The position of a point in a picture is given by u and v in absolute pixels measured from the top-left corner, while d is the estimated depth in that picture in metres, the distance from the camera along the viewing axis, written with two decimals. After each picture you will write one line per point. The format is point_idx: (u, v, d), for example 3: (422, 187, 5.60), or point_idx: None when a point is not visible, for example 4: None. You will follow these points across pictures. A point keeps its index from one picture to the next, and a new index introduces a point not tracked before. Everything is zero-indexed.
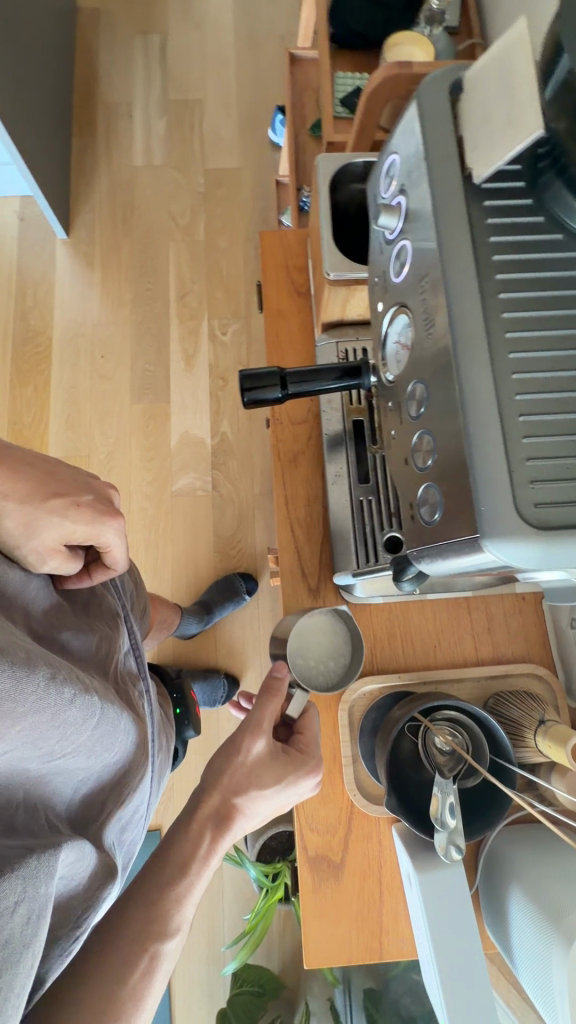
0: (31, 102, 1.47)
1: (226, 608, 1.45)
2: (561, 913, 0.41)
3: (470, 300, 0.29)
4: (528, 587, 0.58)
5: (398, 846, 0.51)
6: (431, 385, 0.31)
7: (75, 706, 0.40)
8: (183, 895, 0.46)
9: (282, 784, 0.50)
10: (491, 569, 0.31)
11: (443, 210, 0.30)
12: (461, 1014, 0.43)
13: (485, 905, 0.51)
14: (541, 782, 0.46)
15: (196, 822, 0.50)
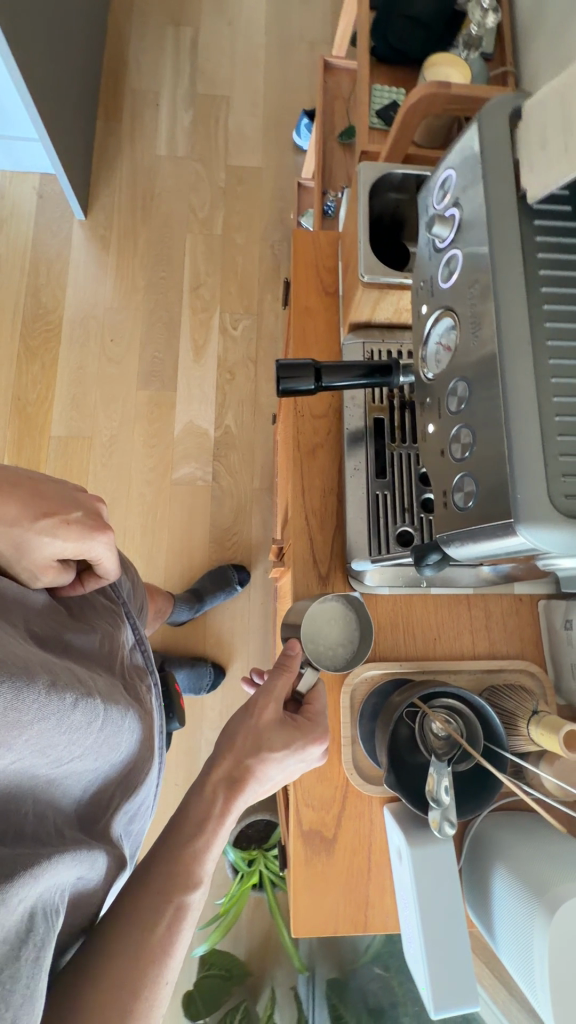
0: (61, 81, 1.47)
1: (218, 598, 1.46)
2: (542, 888, 0.44)
3: (517, 311, 0.33)
4: (526, 588, 0.61)
5: (389, 824, 0.54)
6: (474, 384, 0.35)
7: (77, 706, 0.42)
8: (203, 850, 0.47)
9: (291, 749, 0.52)
10: (517, 553, 0.35)
11: (497, 226, 0.34)
12: (443, 979, 0.46)
13: (468, 886, 0.54)
14: (530, 767, 0.49)
15: (209, 785, 0.51)
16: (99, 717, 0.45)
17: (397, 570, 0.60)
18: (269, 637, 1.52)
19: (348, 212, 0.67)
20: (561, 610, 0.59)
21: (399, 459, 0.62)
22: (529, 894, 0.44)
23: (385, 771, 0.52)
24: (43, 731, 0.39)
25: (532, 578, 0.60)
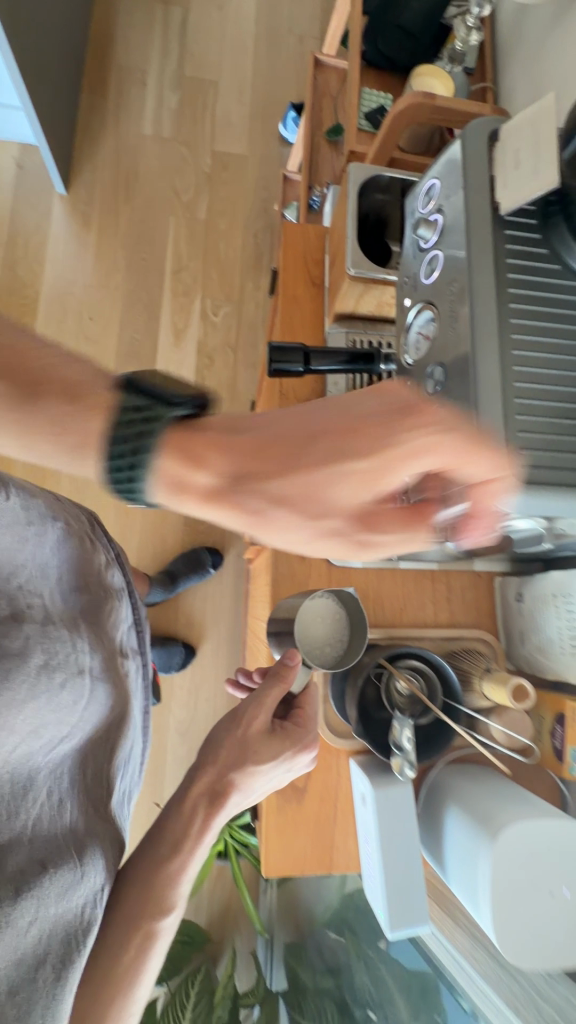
0: (46, 51, 1.45)
1: (191, 579, 1.48)
2: (488, 822, 0.49)
3: (488, 308, 0.38)
4: (483, 565, 0.68)
5: (355, 773, 0.59)
6: (449, 370, 0.40)
7: (65, 692, 0.45)
8: (177, 873, 0.50)
9: (280, 759, 0.54)
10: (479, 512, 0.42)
11: (475, 233, 0.39)
12: (399, 903, 0.52)
13: (424, 836, 0.58)
14: (483, 718, 0.56)
15: (189, 802, 0.53)
16: (90, 699, 0.49)
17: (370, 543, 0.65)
18: (239, 619, 1.55)
19: (336, 208, 0.71)
20: (514, 584, 0.65)
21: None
22: (474, 825, 0.50)
23: (354, 723, 0.57)
24: (41, 714, 0.42)
25: (490, 556, 0.67)
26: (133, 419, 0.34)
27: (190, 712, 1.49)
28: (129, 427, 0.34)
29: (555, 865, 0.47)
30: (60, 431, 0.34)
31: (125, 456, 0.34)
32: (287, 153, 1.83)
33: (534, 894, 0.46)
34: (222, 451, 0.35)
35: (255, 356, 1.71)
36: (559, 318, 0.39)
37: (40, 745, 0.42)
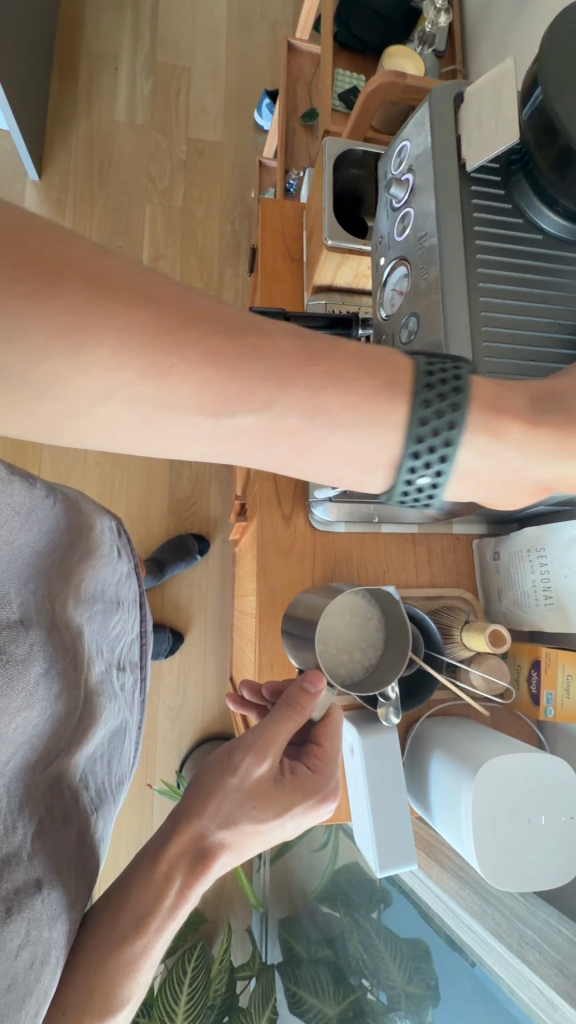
0: (16, 33, 1.43)
1: (178, 569, 1.49)
2: (470, 761, 0.53)
3: (456, 252, 0.41)
4: (462, 527, 0.71)
5: (343, 728, 0.62)
6: (422, 316, 0.42)
7: (58, 697, 0.41)
8: (135, 960, 0.43)
9: (285, 814, 0.48)
10: None
11: (443, 186, 0.42)
12: (387, 846, 0.55)
13: (410, 785, 0.62)
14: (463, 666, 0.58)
15: (164, 866, 0.46)
16: (81, 707, 0.45)
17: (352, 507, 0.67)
18: (226, 603, 1.57)
19: (313, 183, 0.72)
20: (491, 544, 0.68)
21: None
22: (456, 764, 0.54)
23: None
24: (36, 724, 0.38)
25: (467, 517, 0.70)
26: (435, 385, 0.35)
27: (179, 697, 1.50)
28: (442, 394, 0.35)
29: (530, 793, 0.51)
30: (345, 396, 0.33)
31: (448, 423, 0.35)
32: (262, 141, 1.84)
33: (511, 820, 0.50)
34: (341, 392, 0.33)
35: None
36: (523, 262, 0.41)
37: (36, 753, 0.39)
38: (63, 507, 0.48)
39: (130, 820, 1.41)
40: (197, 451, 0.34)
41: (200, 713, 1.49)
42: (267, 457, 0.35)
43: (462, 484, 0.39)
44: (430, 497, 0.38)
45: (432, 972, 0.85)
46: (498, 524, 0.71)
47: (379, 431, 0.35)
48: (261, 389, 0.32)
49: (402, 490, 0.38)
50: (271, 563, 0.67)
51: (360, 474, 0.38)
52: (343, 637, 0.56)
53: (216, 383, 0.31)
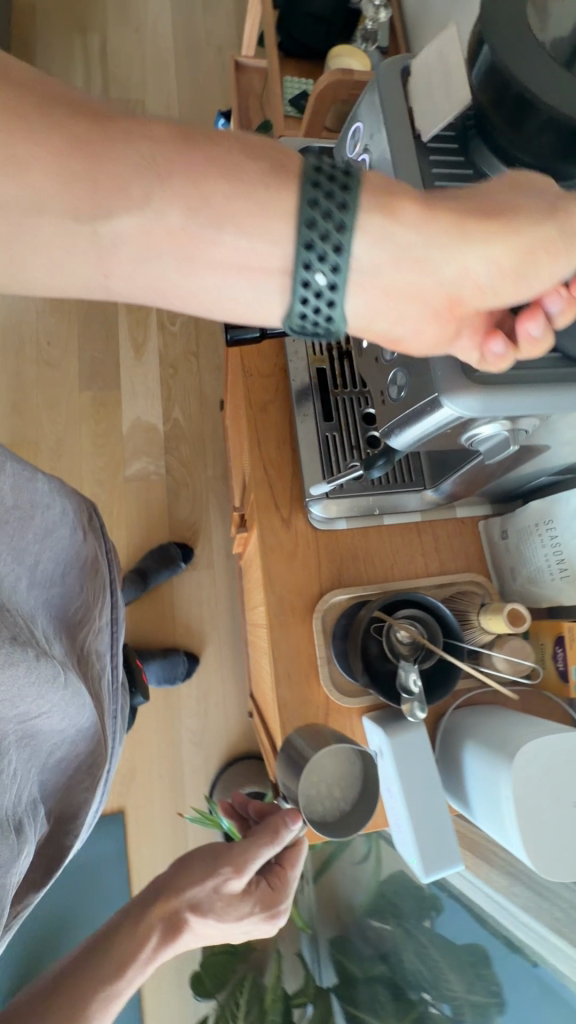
0: None
1: (162, 576, 1.49)
2: (506, 747, 0.51)
3: (410, 167, 0.41)
4: (465, 510, 0.69)
5: (369, 729, 0.60)
6: None
7: (43, 665, 0.48)
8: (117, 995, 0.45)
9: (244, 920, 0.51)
10: (442, 434, 0.43)
11: (395, 134, 0.42)
12: (429, 849, 0.52)
13: (446, 781, 0.60)
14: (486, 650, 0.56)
15: (147, 920, 0.49)
16: (66, 680, 0.52)
17: (352, 500, 0.66)
18: (239, 620, 1.54)
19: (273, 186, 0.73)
20: (497, 524, 0.66)
21: (344, 405, 0.68)
22: (491, 751, 0.52)
23: (360, 672, 0.57)
24: (18, 688, 0.45)
25: (470, 498, 0.68)
26: (325, 179, 0.31)
27: (202, 719, 1.47)
28: (331, 188, 0.31)
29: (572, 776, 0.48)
30: (232, 192, 0.30)
31: (336, 224, 0.31)
32: None
33: (556, 806, 0.48)
34: (202, 197, 0.30)
35: (218, 358, 1.72)
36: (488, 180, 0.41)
37: (12, 712, 0.45)
38: (43, 494, 0.58)
39: (165, 852, 1.37)
40: (77, 265, 0.32)
41: (225, 734, 1.46)
42: (147, 272, 0.32)
43: (374, 309, 0.34)
44: (332, 322, 0.34)
45: (495, 978, 0.79)
46: (501, 503, 0.70)
47: (263, 230, 0.31)
48: (137, 181, 0.30)
49: (299, 311, 0.33)
50: (275, 567, 0.66)
51: (251, 295, 0.33)
52: (325, 785, 0.55)
53: (85, 176, 0.29)
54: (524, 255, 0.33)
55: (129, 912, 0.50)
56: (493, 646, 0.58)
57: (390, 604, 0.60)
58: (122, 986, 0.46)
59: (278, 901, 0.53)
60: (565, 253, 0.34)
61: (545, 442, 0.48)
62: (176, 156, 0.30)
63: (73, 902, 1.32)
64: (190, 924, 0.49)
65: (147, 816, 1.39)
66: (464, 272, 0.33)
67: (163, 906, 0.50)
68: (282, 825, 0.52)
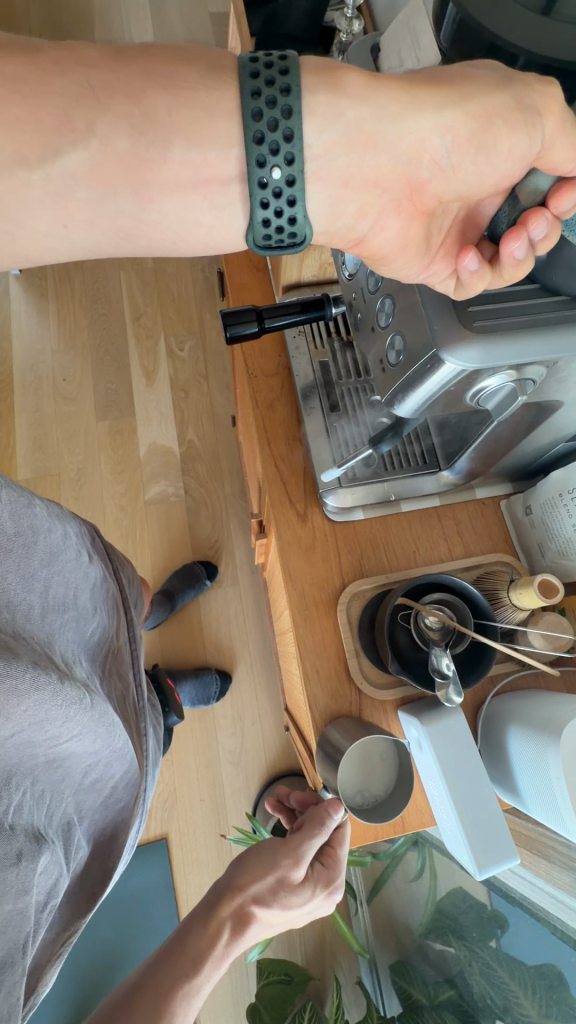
0: None
1: (188, 595, 1.49)
2: (551, 724, 0.48)
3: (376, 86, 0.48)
4: (486, 490, 0.68)
5: (405, 722, 0.57)
6: (398, 297, 0.43)
7: (70, 689, 0.47)
8: (193, 991, 0.45)
9: (305, 902, 0.53)
10: (447, 393, 0.43)
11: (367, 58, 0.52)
12: (480, 843, 0.49)
13: (491, 771, 0.56)
14: (519, 628, 0.54)
15: (214, 919, 0.50)
16: (95, 701, 0.51)
17: (367, 488, 0.65)
18: (268, 634, 1.53)
19: None
20: (520, 501, 0.64)
21: (349, 395, 0.67)
22: (537, 731, 0.49)
23: (389, 658, 0.55)
24: (43, 712, 0.44)
25: (489, 478, 0.67)
26: (262, 73, 0.32)
27: (238, 739, 1.44)
28: (269, 76, 0.32)
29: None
30: (173, 103, 0.32)
31: (283, 111, 0.32)
32: None
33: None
34: (139, 111, 0.32)
35: (226, 378, 1.75)
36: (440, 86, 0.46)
37: (39, 736, 0.45)
38: (45, 521, 0.58)
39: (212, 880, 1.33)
40: (35, 217, 0.34)
41: (263, 752, 1.43)
42: (108, 211, 0.34)
43: (339, 211, 0.36)
44: (297, 226, 0.35)
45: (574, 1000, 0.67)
46: (523, 479, 0.67)
47: (212, 139, 0.33)
48: (79, 112, 0.31)
49: (261, 224, 0.35)
50: (294, 564, 0.65)
51: (215, 213, 0.35)
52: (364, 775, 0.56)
53: (29, 120, 0.31)
54: (480, 122, 0.33)
55: (197, 915, 0.51)
56: (528, 625, 0.56)
57: (414, 589, 0.58)
58: (200, 982, 0.46)
59: (334, 879, 0.56)
60: (524, 126, 0.32)
61: (559, 394, 0.46)
62: (114, 79, 0.31)
63: (123, 936, 1.29)
64: (256, 916, 0.51)
65: (190, 842, 1.36)
66: (419, 144, 0.33)
67: (229, 905, 0.51)
68: (326, 815, 0.54)
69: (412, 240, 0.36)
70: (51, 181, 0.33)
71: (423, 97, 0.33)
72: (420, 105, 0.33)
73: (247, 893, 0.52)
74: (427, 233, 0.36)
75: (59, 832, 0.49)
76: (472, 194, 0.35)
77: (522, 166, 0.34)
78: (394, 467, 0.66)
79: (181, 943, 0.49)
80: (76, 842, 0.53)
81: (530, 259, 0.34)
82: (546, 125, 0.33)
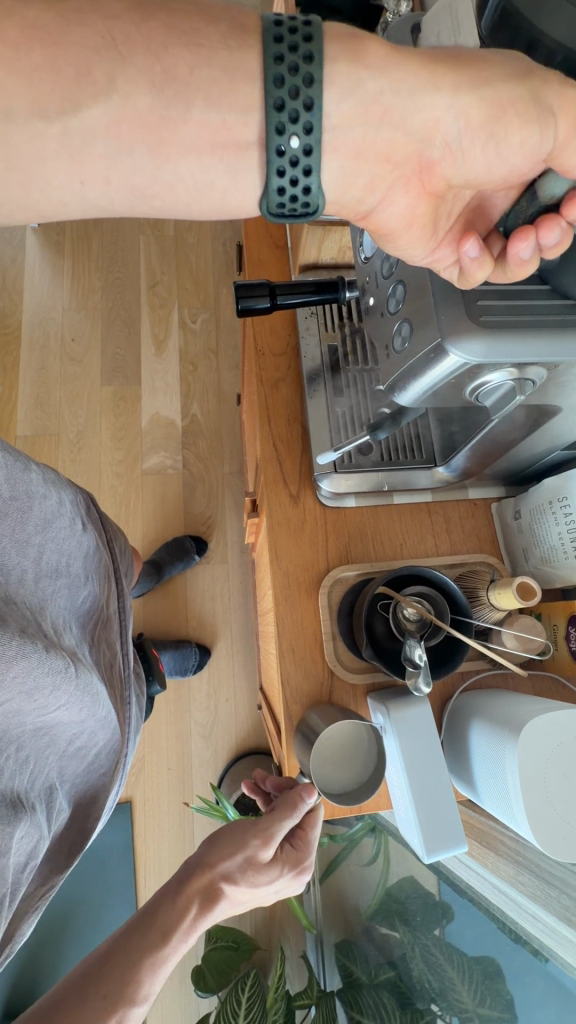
0: None
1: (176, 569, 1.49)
2: (512, 721, 0.49)
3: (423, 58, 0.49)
4: (478, 491, 0.68)
5: (373, 707, 0.59)
6: (409, 281, 0.43)
7: (55, 659, 0.48)
8: (159, 964, 0.46)
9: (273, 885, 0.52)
10: (448, 385, 0.43)
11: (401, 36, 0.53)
12: (432, 830, 0.50)
13: (452, 762, 0.58)
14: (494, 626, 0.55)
15: (184, 893, 0.50)
16: (81, 672, 0.52)
17: (362, 477, 0.65)
18: (251, 614, 1.54)
19: None
20: (510, 504, 0.65)
21: (352, 382, 0.68)
22: (498, 727, 0.50)
23: (364, 644, 0.56)
24: (31, 680, 0.45)
25: (483, 480, 0.67)
26: (285, 38, 0.32)
27: (211, 713, 1.46)
28: (292, 42, 0.32)
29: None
30: (194, 60, 0.32)
31: (304, 79, 0.32)
32: None
33: (563, 784, 0.46)
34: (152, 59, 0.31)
35: (236, 356, 1.74)
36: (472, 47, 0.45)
37: (28, 705, 0.46)
38: (43, 486, 0.58)
39: (172, 846, 1.36)
40: (50, 170, 0.34)
41: (234, 728, 1.45)
42: (123, 169, 0.34)
43: (352, 181, 0.36)
44: (310, 196, 0.35)
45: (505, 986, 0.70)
46: (515, 483, 0.68)
47: (232, 100, 0.32)
48: (99, 67, 0.31)
49: (276, 188, 0.35)
50: (282, 542, 0.65)
51: (229, 176, 0.35)
52: (339, 758, 0.54)
53: (46, 69, 0.31)
54: (497, 108, 0.32)
55: (167, 891, 0.51)
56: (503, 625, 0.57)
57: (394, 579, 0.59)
58: (167, 952, 0.46)
59: (304, 861, 0.55)
60: (541, 118, 0.32)
61: (558, 397, 0.47)
62: (135, 32, 0.31)
63: (80, 889, 1.33)
64: (225, 894, 0.50)
65: (154, 808, 1.38)
66: (436, 124, 0.33)
67: (199, 881, 0.51)
68: (299, 799, 0.53)
69: (422, 222, 0.36)
70: (66, 127, 0.32)
71: (441, 78, 0.32)
72: (438, 84, 0.33)
73: (217, 870, 0.51)
74: (438, 217, 0.36)
75: (40, 796, 0.51)
76: (484, 184, 0.35)
77: (538, 160, 0.33)
78: (389, 458, 0.66)
79: (148, 920, 0.48)
80: (59, 805, 0.54)
81: (534, 262, 0.35)
82: (564, 121, 0.32)
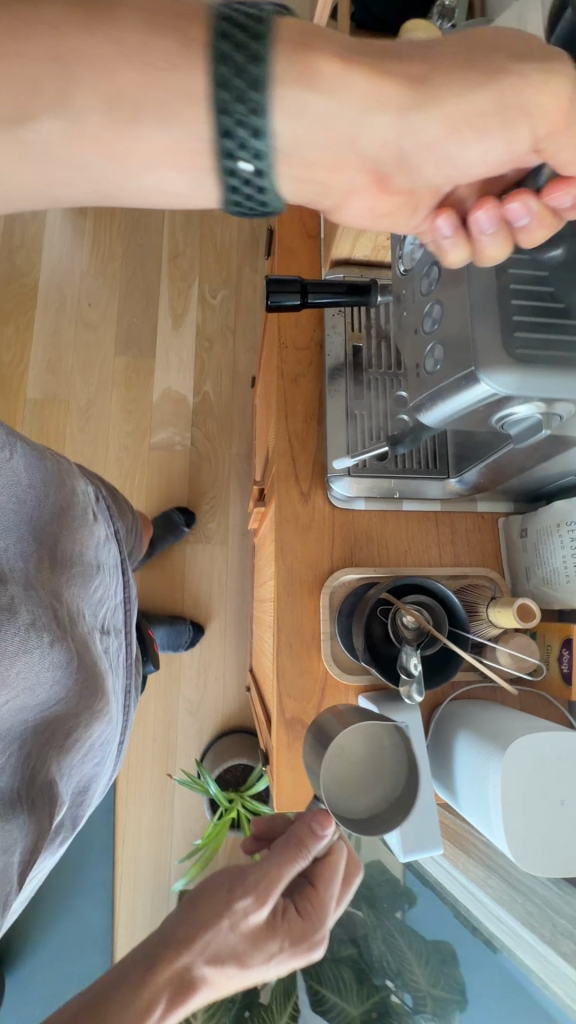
0: None
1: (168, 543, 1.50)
2: (498, 736, 0.51)
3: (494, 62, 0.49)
4: (487, 505, 0.68)
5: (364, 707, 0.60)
6: (447, 301, 0.42)
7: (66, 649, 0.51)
8: None
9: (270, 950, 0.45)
10: (475, 412, 0.43)
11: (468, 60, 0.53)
12: (412, 835, 0.52)
13: (435, 768, 0.60)
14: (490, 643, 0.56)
15: (152, 983, 0.40)
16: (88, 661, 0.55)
17: (374, 482, 0.66)
18: (246, 597, 1.56)
19: None
20: (517, 522, 0.65)
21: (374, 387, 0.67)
22: (485, 742, 0.51)
23: (361, 649, 0.57)
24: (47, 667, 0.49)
25: (493, 495, 0.68)
26: (229, 31, 0.29)
27: (199, 689, 1.49)
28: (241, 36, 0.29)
29: (562, 774, 0.48)
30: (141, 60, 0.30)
31: (250, 78, 0.30)
32: None
33: (542, 803, 0.48)
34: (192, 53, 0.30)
35: (253, 337, 1.72)
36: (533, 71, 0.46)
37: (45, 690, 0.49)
38: (59, 481, 0.60)
39: (151, 813, 1.40)
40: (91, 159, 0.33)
41: (220, 706, 1.49)
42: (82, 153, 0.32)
43: (306, 184, 0.34)
44: (267, 199, 0.34)
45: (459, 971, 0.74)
46: (524, 501, 0.68)
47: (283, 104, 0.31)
48: (50, 81, 0.29)
49: (230, 190, 0.33)
50: (289, 540, 0.66)
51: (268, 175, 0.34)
52: (359, 773, 0.51)
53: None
54: None
55: (132, 971, 0.41)
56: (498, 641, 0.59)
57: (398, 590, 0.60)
58: None
59: (312, 934, 0.46)
60: None
61: None
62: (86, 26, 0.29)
63: None
64: (206, 982, 0.41)
65: (137, 776, 1.42)
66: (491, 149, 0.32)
67: (170, 967, 0.41)
68: (308, 837, 0.48)
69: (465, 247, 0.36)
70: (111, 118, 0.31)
71: (387, 94, 0.31)
72: (428, 107, 0.31)
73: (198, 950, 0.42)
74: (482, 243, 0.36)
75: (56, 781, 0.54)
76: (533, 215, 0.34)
77: None
78: (404, 465, 0.65)
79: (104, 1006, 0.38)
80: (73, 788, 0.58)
81: (497, 245, 0.35)
82: None
